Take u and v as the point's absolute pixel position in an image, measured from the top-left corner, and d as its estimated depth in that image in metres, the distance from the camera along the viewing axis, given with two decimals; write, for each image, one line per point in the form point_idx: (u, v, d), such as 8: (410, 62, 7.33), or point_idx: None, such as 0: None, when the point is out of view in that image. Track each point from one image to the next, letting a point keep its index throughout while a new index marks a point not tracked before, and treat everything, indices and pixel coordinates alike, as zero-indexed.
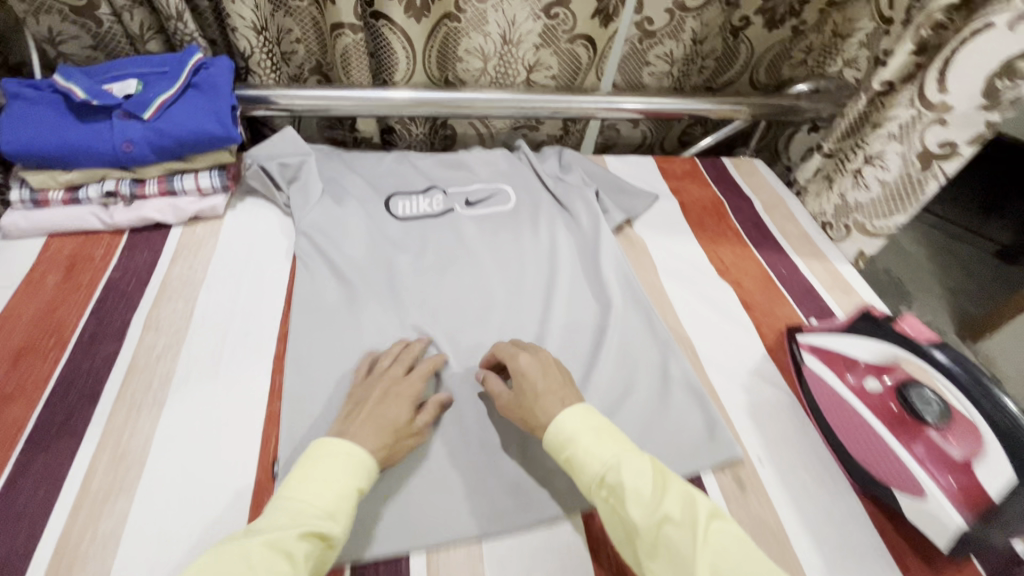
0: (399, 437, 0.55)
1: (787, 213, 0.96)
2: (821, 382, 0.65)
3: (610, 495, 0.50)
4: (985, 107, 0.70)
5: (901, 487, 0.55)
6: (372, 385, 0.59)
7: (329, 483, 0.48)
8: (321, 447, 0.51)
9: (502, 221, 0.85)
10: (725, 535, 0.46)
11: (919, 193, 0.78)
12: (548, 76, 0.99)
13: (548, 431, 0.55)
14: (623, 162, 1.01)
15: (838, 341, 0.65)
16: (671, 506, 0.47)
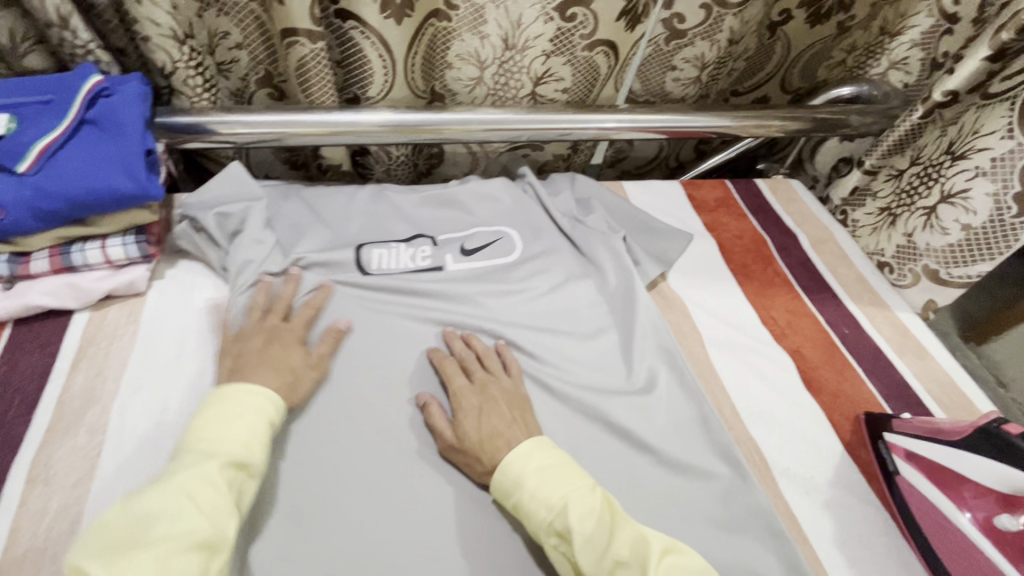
0: (298, 372, 0.52)
1: (838, 250, 0.82)
2: (935, 509, 0.51)
3: (562, 543, 0.43)
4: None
5: None
6: (247, 338, 0.53)
7: (239, 417, 0.44)
8: (223, 393, 0.46)
9: (510, 278, 0.68)
10: (680, 569, 0.41)
11: (1010, 241, 0.66)
12: (558, 89, 0.82)
13: (495, 475, 0.47)
14: (645, 190, 0.85)
15: (954, 454, 0.52)
16: (623, 549, 0.41)
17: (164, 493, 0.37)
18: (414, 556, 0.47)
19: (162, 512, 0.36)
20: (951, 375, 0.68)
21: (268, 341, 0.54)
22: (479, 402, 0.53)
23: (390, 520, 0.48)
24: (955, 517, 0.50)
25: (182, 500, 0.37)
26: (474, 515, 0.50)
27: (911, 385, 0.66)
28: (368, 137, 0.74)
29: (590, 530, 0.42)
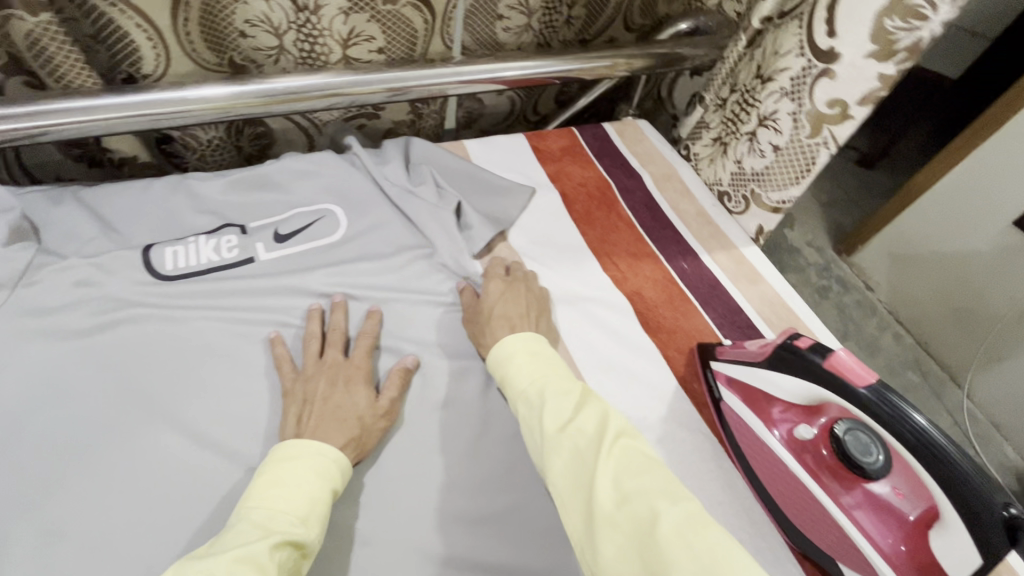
0: (365, 423, 0.51)
1: (682, 186, 0.83)
2: (746, 429, 0.54)
3: (530, 408, 0.47)
4: (877, 57, 0.58)
5: (848, 561, 0.46)
6: (310, 378, 0.53)
7: (299, 483, 0.44)
8: (283, 454, 0.46)
9: (334, 260, 0.64)
10: (633, 450, 0.43)
11: (811, 162, 0.69)
12: (372, 49, 0.75)
13: (492, 352, 0.54)
14: (487, 147, 0.82)
15: (757, 377, 0.53)
16: (587, 419, 0.44)
17: (221, 568, 0.36)
18: None
19: None
20: (782, 297, 0.71)
21: (334, 388, 0.53)
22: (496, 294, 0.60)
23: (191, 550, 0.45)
24: (762, 433, 0.52)
25: None
26: None
27: (743, 310, 0.69)
28: (191, 115, 0.64)
29: (561, 405, 0.46)
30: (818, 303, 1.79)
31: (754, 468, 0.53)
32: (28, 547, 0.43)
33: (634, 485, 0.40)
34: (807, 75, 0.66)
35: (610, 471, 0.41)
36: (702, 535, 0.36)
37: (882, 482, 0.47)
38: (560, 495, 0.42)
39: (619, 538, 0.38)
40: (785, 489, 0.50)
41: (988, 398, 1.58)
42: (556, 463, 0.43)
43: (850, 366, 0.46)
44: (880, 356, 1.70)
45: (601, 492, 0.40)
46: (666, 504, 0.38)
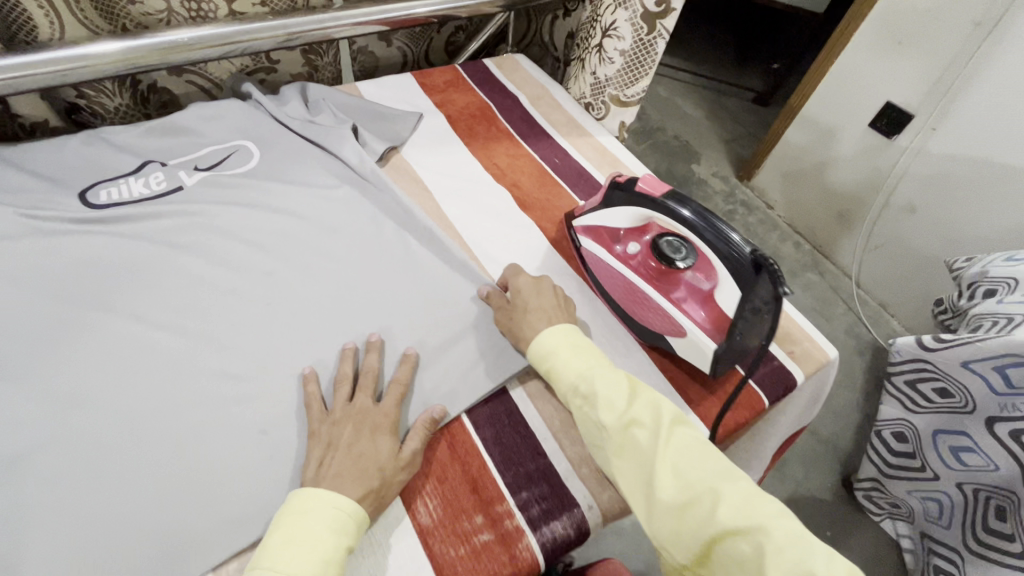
0: (387, 474, 0.48)
1: (553, 102, 0.95)
2: (597, 260, 0.66)
3: (584, 403, 0.50)
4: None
5: (669, 331, 0.60)
6: (338, 423, 0.51)
7: (313, 541, 0.42)
8: (302, 505, 0.44)
9: (240, 181, 0.72)
10: (689, 436, 0.47)
11: (653, 53, 0.83)
12: (255, 1, 0.83)
13: (534, 343, 0.55)
14: (378, 86, 0.92)
15: (601, 217, 0.66)
16: (641, 411, 0.48)
17: None
18: (158, 423, 0.51)
19: None
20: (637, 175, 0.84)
21: (360, 433, 0.50)
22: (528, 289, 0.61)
23: (133, 397, 0.52)
24: (608, 257, 0.65)
25: None
26: (218, 377, 0.55)
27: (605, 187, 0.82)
28: (95, 66, 0.71)
29: (615, 395, 0.49)
30: None
31: (605, 286, 0.66)
32: None
33: (693, 470, 0.44)
34: None
35: (668, 462, 0.45)
36: (757, 509, 0.41)
37: (693, 271, 0.60)
38: (631, 494, 0.47)
39: (692, 527, 0.42)
40: (625, 292, 0.63)
41: (874, 283, 1.80)
42: (621, 461, 0.47)
43: (652, 184, 0.60)
44: (783, 262, 1.90)
45: (664, 488, 0.44)
46: (722, 482, 0.43)
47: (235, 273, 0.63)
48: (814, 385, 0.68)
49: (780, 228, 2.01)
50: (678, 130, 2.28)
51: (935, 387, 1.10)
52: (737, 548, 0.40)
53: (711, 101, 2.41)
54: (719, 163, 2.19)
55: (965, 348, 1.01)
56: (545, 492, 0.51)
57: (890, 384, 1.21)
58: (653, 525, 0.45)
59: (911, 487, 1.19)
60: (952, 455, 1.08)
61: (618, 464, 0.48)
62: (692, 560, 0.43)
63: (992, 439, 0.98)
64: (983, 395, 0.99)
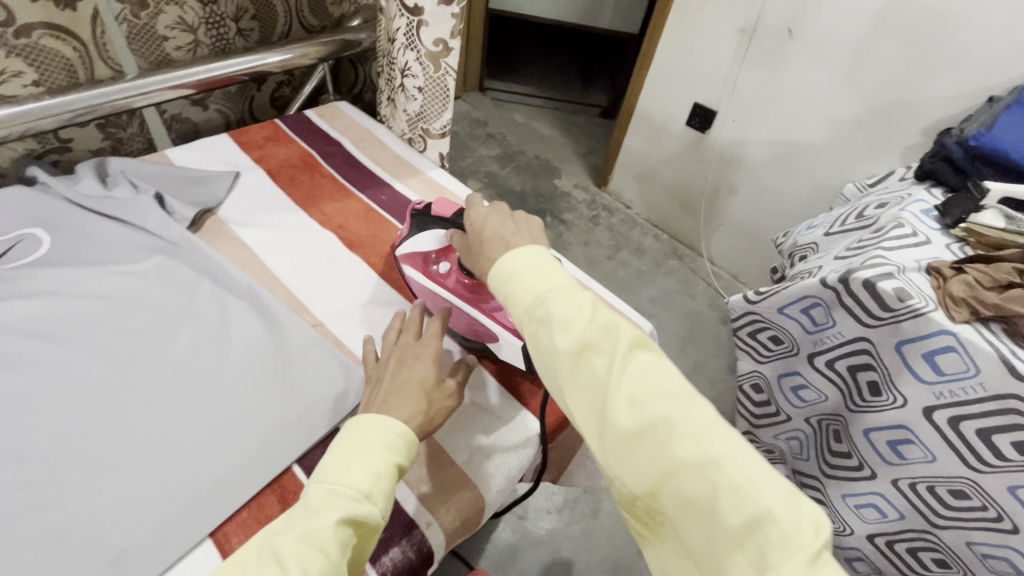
0: (431, 396, 0.52)
1: (378, 142, 0.99)
2: (417, 284, 0.69)
3: (535, 326, 0.45)
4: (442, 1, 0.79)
5: (489, 340, 0.64)
6: (386, 362, 0.55)
7: (369, 456, 0.44)
8: (354, 429, 0.47)
9: (26, 270, 0.66)
10: (650, 362, 0.42)
11: (445, 88, 0.90)
12: (25, 83, 0.78)
13: (492, 270, 0.50)
14: (190, 150, 0.90)
15: (411, 243, 0.69)
16: (597, 334, 0.43)
17: (287, 542, 0.39)
18: None
19: (271, 569, 0.38)
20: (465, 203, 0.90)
21: (405, 365, 0.54)
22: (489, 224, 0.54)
23: None
24: (425, 281, 0.68)
25: (270, 564, 0.38)
26: (2, 487, 0.49)
27: None
28: None
29: (570, 316, 0.44)
30: (593, 230, 2.13)
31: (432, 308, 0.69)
32: None
33: (650, 399, 0.40)
34: (412, 29, 0.83)
35: (624, 390, 0.41)
36: (717, 440, 0.38)
37: None
38: (583, 422, 0.43)
39: (643, 458, 0.39)
40: (445, 312, 0.66)
41: (724, 258, 2.02)
42: (572, 387, 0.43)
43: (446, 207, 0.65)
44: (647, 255, 2.06)
45: (619, 416, 0.40)
46: (681, 410, 0.39)
47: (20, 368, 0.58)
48: None
49: (640, 224, 2.18)
50: (538, 149, 2.44)
51: (769, 335, 1.23)
52: (689, 481, 0.37)
53: (564, 119, 2.61)
54: (579, 174, 2.36)
55: (779, 296, 1.15)
56: (383, 520, 0.51)
57: (738, 338, 1.32)
58: (604, 455, 0.41)
59: (776, 432, 1.32)
60: (794, 394, 1.23)
61: (570, 392, 0.43)
62: (645, 494, 0.40)
63: (817, 373, 1.14)
64: (800, 334, 1.14)
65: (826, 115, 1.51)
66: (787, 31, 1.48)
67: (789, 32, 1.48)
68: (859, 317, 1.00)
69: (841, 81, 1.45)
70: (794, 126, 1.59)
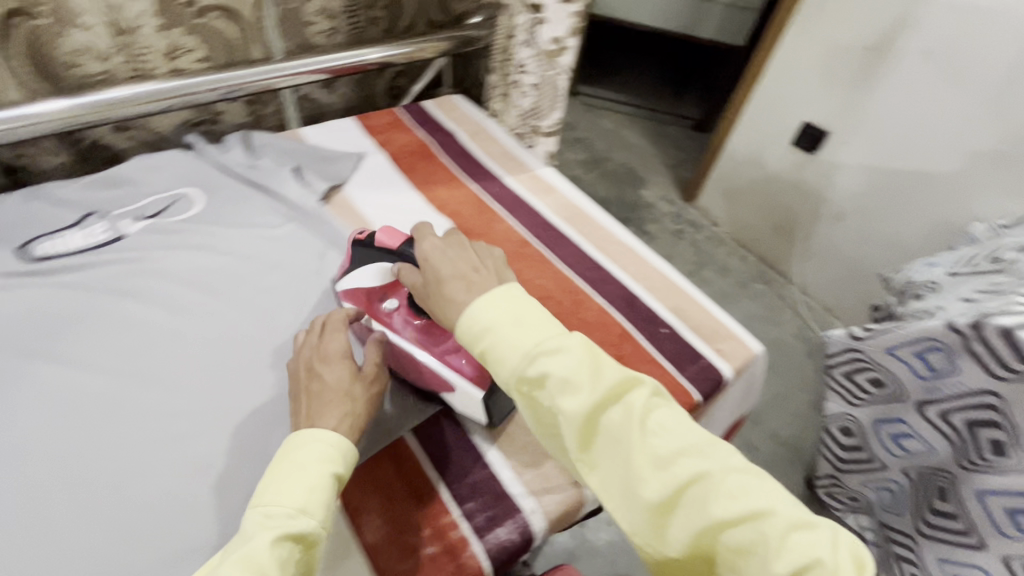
0: (354, 397, 0.51)
1: (490, 135, 1.01)
2: (361, 324, 0.63)
3: (537, 389, 0.44)
4: (563, 1, 0.79)
5: (439, 388, 0.58)
6: (299, 374, 0.53)
7: (302, 472, 0.44)
8: (284, 450, 0.46)
9: (186, 226, 0.74)
10: (663, 415, 0.43)
11: (557, 85, 0.92)
12: (195, 59, 0.87)
13: (458, 324, 0.48)
14: (322, 130, 0.96)
15: (357, 278, 0.64)
16: (606, 396, 0.43)
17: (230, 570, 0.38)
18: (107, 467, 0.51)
19: None
20: (573, 200, 0.91)
21: (316, 372, 0.53)
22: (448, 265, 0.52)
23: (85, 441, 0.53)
24: (372, 322, 0.63)
25: None
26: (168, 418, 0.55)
27: (543, 214, 0.87)
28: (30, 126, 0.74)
29: (571, 379, 0.43)
30: (676, 244, 2.07)
31: None
32: None
33: (673, 455, 0.40)
34: (530, 26, 0.84)
35: (646, 451, 0.41)
36: (751, 486, 0.39)
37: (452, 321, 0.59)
38: (605, 486, 0.43)
39: (679, 519, 0.40)
40: (391, 357, 0.60)
41: (817, 287, 1.89)
42: (594, 453, 0.43)
43: (394, 240, 0.61)
44: (732, 275, 1.98)
45: (646, 479, 0.41)
46: (705, 462, 0.40)
47: (179, 314, 0.64)
48: (744, 380, 0.73)
49: (726, 243, 2.09)
50: (625, 158, 2.40)
51: (869, 377, 1.14)
52: (731, 538, 0.38)
53: (653, 129, 2.56)
54: (666, 185, 2.30)
55: (889, 336, 1.06)
56: (489, 500, 0.53)
57: (830, 378, 1.22)
58: (634, 522, 0.41)
59: (864, 479, 1.22)
60: (894, 442, 1.12)
61: (587, 458, 0.43)
62: (681, 554, 0.40)
63: (926, 423, 1.05)
64: (910, 380, 1.05)
65: (958, 145, 1.38)
66: (923, 53, 1.37)
67: (925, 52, 1.37)
68: (988, 368, 0.90)
69: (982, 109, 1.32)
70: (915, 154, 1.47)
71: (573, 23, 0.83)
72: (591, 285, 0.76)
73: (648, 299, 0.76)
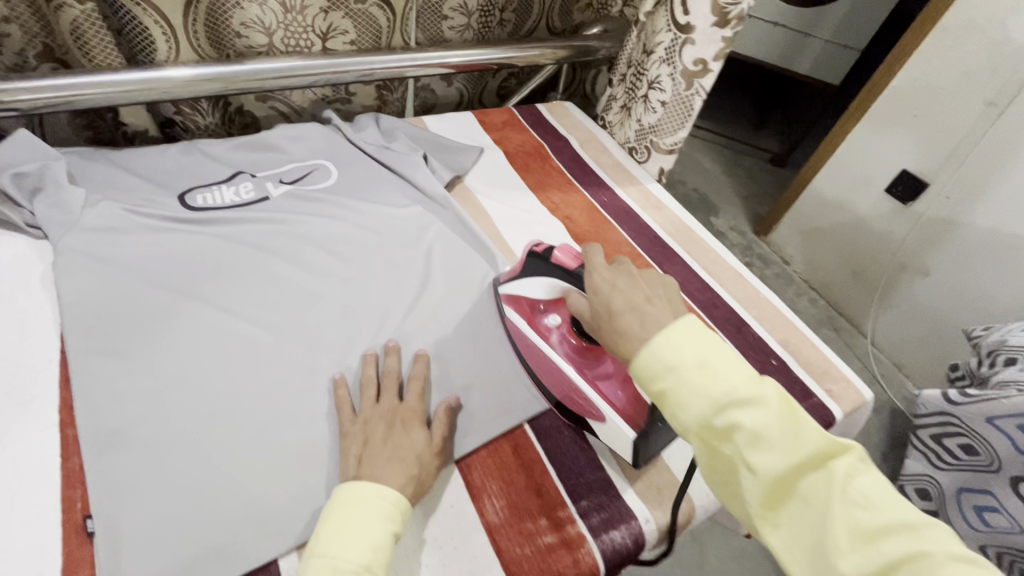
0: (424, 462, 0.50)
1: (600, 146, 1.03)
2: (520, 333, 0.63)
3: (725, 442, 0.40)
4: (717, 24, 0.79)
5: (591, 415, 0.57)
6: (368, 422, 0.52)
7: (366, 527, 0.43)
8: (347, 498, 0.45)
9: (322, 195, 0.78)
10: (867, 481, 0.38)
11: (690, 107, 0.91)
12: (345, 41, 0.93)
13: (637, 358, 0.44)
14: (443, 121, 1.00)
15: (520, 287, 0.63)
16: (806, 456, 0.38)
17: None
18: (255, 408, 0.55)
19: None
20: (681, 219, 0.91)
21: (389, 428, 0.52)
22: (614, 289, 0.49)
23: (233, 381, 0.56)
24: (529, 332, 0.62)
25: None
26: (309, 372, 0.59)
27: (652, 228, 0.88)
28: (200, 87, 0.80)
29: (773, 435, 0.39)
30: None
31: (529, 363, 0.63)
32: (102, 384, 0.53)
33: (877, 528, 0.36)
34: (675, 45, 0.85)
35: (845, 520, 0.37)
36: (969, 571, 0.34)
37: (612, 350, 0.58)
38: (786, 547, 0.39)
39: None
40: (547, 373, 0.60)
41: (891, 342, 1.74)
42: (784, 517, 0.39)
43: (566, 256, 0.58)
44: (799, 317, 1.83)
45: (840, 551, 0.36)
46: (912, 538, 0.35)
47: (316, 276, 0.68)
48: (847, 426, 0.71)
49: (795, 284, 1.94)
50: (695, 182, 2.27)
51: (960, 443, 1.09)
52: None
53: (728, 157, 2.41)
54: (736, 219, 2.15)
55: (990, 404, 1.01)
56: (603, 500, 0.55)
57: (915, 438, 1.20)
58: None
59: None
60: (976, 515, 1.05)
61: (771, 515, 0.40)
62: None
63: (1018, 501, 0.97)
64: (1007, 453, 0.98)
65: None
66: None
67: None
68: None
69: None
70: None
71: (723, 47, 0.82)
72: (701, 307, 0.77)
73: (756, 326, 0.76)
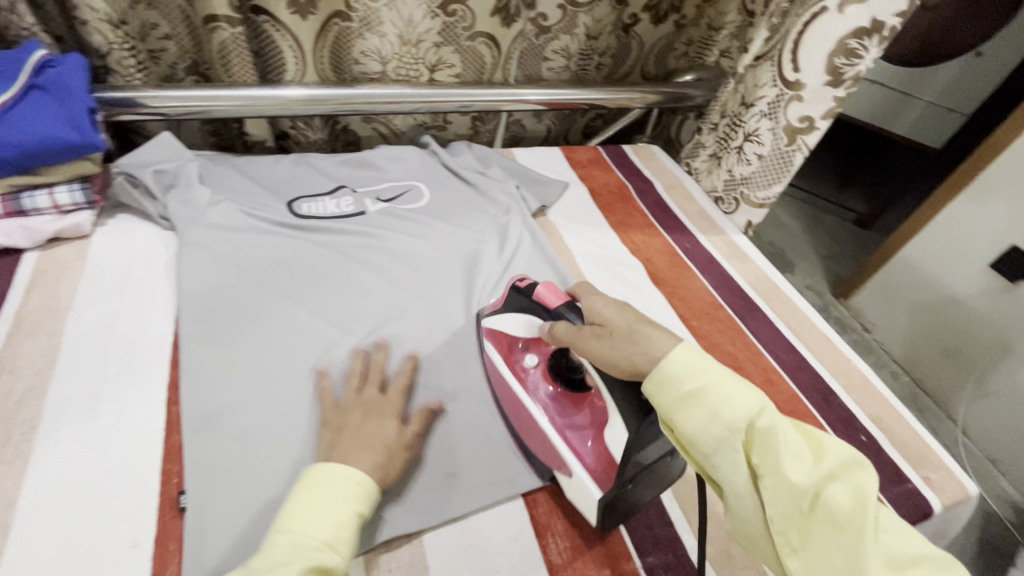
0: (393, 453, 0.50)
1: (686, 192, 1.02)
2: (498, 372, 0.61)
3: (763, 456, 0.40)
4: (829, 83, 0.79)
5: (559, 468, 0.54)
6: (348, 409, 0.53)
7: (333, 503, 0.42)
8: (313, 477, 0.44)
9: (414, 215, 0.82)
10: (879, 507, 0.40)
11: (788, 164, 0.89)
12: (450, 74, 0.99)
13: (661, 367, 0.42)
14: (532, 154, 1.03)
15: (503, 324, 0.61)
16: (832, 470, 0.40)
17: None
18: None
19: None
20: (767, 273, 0.88)
21: (364, 418, 0.52)
22: (618, 312, 0.48)
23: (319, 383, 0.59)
24: (506, 371, 0.60)
25: None
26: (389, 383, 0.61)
27: (735, 279, 0.86)
28: (317, 105, 0.87)
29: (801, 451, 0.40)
30: None
31: (501, 405, 0.61)
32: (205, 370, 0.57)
33: (902, 549, 0.37)
34: (780, 100, 0.84)
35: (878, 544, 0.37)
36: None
37: (593, 395, 0.56)
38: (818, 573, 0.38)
39: None
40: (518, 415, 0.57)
41: (986, 434, 1.55)
42: (817, 547, 0.38)
43: (547, 294, 0.56)
44: None
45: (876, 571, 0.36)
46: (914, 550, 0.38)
47: (403, 291, 0.71)
48: (945, 521, 0.64)
49: (875, 353, 1.80)
50: (770, 234, 2.17)
51: None
52: None
53: (808, 212, 2.29)
54: (813, 277, 2.03)
55: None
56: (670, 560, 0.52)
57: None
58: None
59: None
60: None
61: (802, 537, 0.39)
62: None
63: None
64: None
65: None
66: None
67: None
68: None
69: None
70: None
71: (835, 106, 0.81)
72: (784, 369, 0.73)
73: (845, 397, 0.71)
